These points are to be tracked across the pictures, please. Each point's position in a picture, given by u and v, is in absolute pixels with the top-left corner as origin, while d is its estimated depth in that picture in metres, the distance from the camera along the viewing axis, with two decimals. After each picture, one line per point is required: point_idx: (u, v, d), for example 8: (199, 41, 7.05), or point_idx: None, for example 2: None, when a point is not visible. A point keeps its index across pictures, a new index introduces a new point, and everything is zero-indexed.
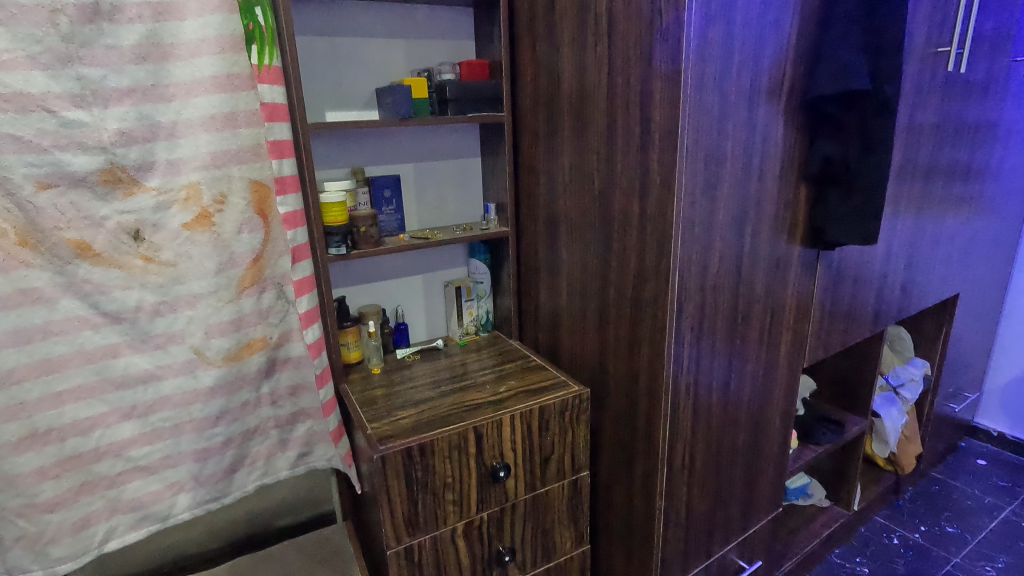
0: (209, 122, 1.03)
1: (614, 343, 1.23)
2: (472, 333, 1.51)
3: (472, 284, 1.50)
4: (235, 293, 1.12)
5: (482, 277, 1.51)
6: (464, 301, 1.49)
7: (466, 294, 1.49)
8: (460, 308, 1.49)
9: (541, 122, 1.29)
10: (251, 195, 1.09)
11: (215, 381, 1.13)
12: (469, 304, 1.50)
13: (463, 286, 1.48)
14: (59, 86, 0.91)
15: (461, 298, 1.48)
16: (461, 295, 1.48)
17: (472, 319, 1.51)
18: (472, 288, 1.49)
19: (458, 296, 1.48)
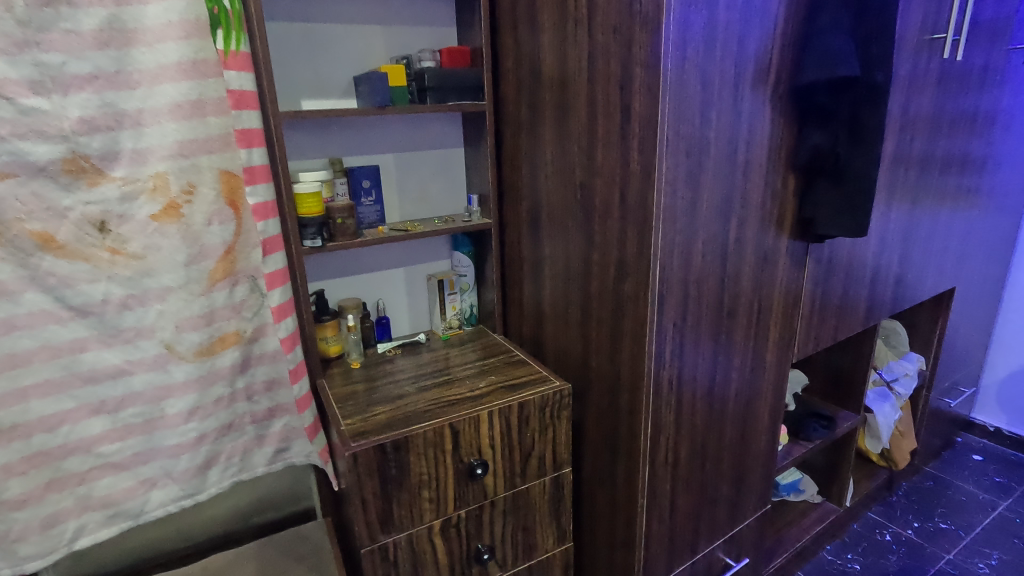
0: (176, 110, 0.99)
1: (597, 338, 1.20)
2: (455, 327, 1.49)
3: (455, 278, 1.47)
4: (207, 286, 1.09)
5: (465, 270, 1.48)
6: (447, 294, 1.46)
7: (449, 287, 1.46)
8: (443, 302, 1.46)
9: (524, 111, 1.26)
10: (222, 185, 1.06)
11: (188, 375, 1.11)
12: (452, 298, 1.47)
13: (446, 279, 1.45)
14: (16, 72, 0.88)
15: (444, 291, 1.45)
16: (445, 288, 1.45)
17: (456, 313, 1.49)
18: (455, 281, 1.47)
19: (441, 289, 1.45)
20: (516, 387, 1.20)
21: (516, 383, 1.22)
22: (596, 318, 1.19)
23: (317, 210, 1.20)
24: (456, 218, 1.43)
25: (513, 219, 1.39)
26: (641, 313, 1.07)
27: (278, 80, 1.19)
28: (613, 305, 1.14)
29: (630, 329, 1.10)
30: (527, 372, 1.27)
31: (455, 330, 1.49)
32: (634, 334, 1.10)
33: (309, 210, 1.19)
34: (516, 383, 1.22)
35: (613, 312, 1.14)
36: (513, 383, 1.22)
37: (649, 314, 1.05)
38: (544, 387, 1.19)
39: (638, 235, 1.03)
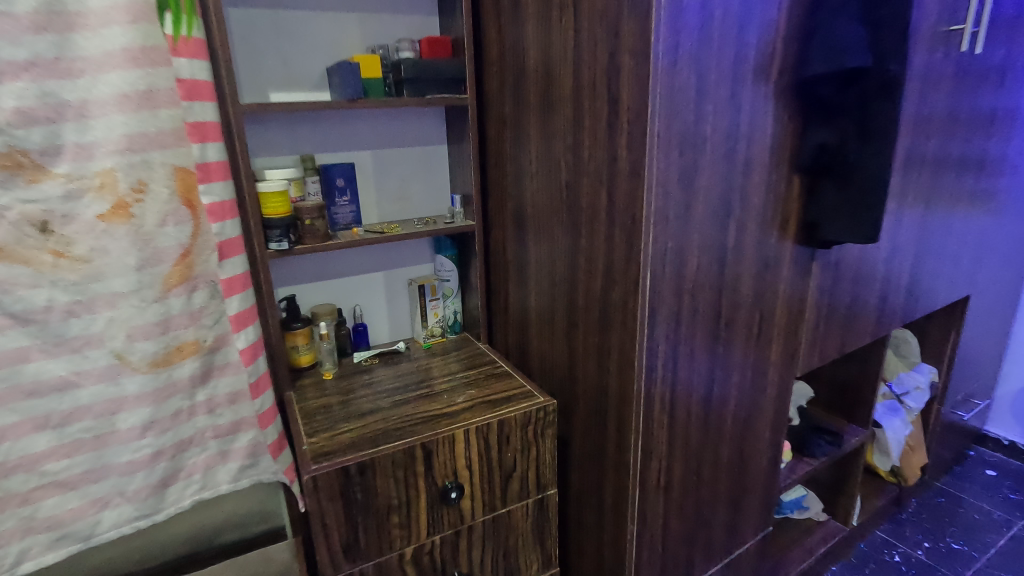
0: (123, 101, 0.91)
1: (585, 351, 1.11)
2: (438, 335, 1.40)
3: (438, 282, 1.38)
4: (162, 291, 1.01)
5: (448, 275, 1.40)
6: (428, 300, 1.38)
7: (431, 293, 1.37)
8: (424, 308, 1.38)
9: (507, 106, 1.18)
10: (176, 182, 0.98)
11: (140, 388, 1.03)
12: (434, 304, 1.39)
13: (428, 284, 1.37)
14: None
15: (425, 297, 1.37)
16: (426, 294, 1.37)
17: (439, 320, 1.40)
18: (437, 286, 1.38)
19: (421, 295, 1.37)
20: (497, 403, 1.11)
21: (498, 398, 1.14)
22: (583, 329, 1.10)
23: (283, 210, 1.11)
24: (438, 219, 1.35)
25: (497, 222, 1.30)
26: (631, 324, 0.98)
27: (243, 72, 1.11)
28: (602, 316, 1.05)
29: (620, 343, 1.02)
30: (511, 385, 1.18)
31: (438, 339, 1.41)
32: (623, 348, 1.01)
33: (274, 210, 1.10)
34: (498, 398, 1.13)
35: (602, 323, 1.05)
36: (496, 398, 1.14)
37: (639, 326, 0.96)
38: (527, 403, 1.11)
39: (628, 240, 0.94)
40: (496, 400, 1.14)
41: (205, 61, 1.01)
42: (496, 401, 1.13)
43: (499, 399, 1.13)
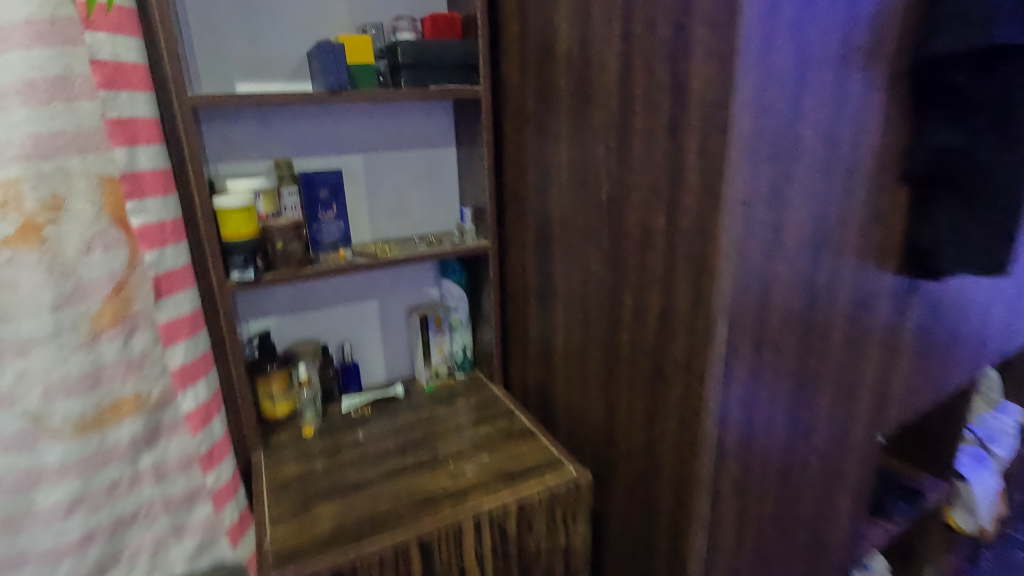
0: (26, 90, 0.68)
1: (626, 413, 0.88)
2: (443, 375, 1.18)
3: (444, 314, 1.16)
4: (90, 336, 0.77)
5: (456, 305, 1.16)
6: (432, 335, 1.15)
7: (436, 327, 1.15)
8: (427, 345, 1.16)
9: (531, 101, 0.94)
10: (105, 197, 0.75)
11: (63, 459, 0.76)
12: (439, 340, 1.16)
13: (432, 316, 1.14)
14: None
15: (429, 331, 1.15)
16: (429, 328, 1.15)
17: (444, 358, 1.18)
18: (443, 319, 1.16)
19: (424, 329, 1.14)
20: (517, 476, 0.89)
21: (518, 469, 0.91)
22: (625, 384, 0.87)
23: (246, 232, 0.87)
24: (444, 238, 1.11)
25: (514, 241, 1.07)
26: (694, 388, 0.74)
27: (199, 56, 0.89)
28: (653, 370, 0.81)
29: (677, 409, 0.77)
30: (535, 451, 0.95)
31: (443, 380, 1.18)
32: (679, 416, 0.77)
33: (233, 232, 0.86)
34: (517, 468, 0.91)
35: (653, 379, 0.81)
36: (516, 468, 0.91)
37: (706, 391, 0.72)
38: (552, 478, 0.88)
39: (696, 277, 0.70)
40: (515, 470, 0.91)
41: (139, 39, 0.77)
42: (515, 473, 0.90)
43: (519, 471, 0.90)
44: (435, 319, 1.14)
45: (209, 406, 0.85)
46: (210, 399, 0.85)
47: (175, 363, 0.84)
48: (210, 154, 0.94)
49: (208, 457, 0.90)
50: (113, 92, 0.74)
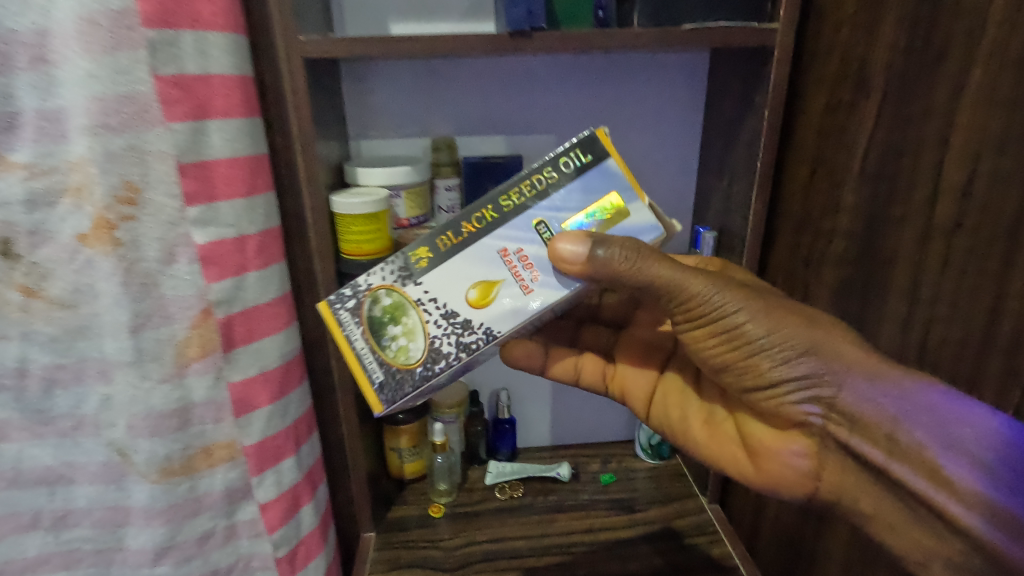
0: (90, 32, 0.45)
1: (785, 403, 0.45)
2: (394, 311, 0.46)
3: (450, 338, 0.45)
4: (176, 367, 0.55)
5: (404, 391, 0.46)
6: (436, 321, 0.45)
7: (539, 225, 0.44)
8: (378, 341, 0.46)
9: (886, 54, 0.48)
10: (188, 187, 0.50)
11: (149, 504, 0.58)
12: (345, 329, 0.47)
13: (622, 227, 0.43)
14: None
15: (557, 191, 0.43)
16: (585, 183, 0.43)
17: (384, 267, 0.46)
18: (526, 304, 0.44)
19: (561, 182, 0.43)
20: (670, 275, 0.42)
21: (681, 300, 0.43)
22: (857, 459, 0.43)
23: (369, 251, 0.58)
24: None
25: None
26: None
27: None
28: (899, 380, 0.42)
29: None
30: (596, 366, 0.61)
31: (398, 334, 0.46)
32: None
33: (351, 247, 0.58)
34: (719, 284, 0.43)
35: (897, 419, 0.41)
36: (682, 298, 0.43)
37: None
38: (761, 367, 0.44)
39: None
40: (604, 260, 0.40)
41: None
42: (601, 265, 0.41)
43: (606, 275, 0.41)
44: (575, 218, 0.43)
45: (297, 485, 0.63)
46: (299, 480, 0.63)
47: (255, 441, 0.59)
48: (350, 124, 0.68)
49: (290, 555, 0.64)
50: (171, 34, 0.46)
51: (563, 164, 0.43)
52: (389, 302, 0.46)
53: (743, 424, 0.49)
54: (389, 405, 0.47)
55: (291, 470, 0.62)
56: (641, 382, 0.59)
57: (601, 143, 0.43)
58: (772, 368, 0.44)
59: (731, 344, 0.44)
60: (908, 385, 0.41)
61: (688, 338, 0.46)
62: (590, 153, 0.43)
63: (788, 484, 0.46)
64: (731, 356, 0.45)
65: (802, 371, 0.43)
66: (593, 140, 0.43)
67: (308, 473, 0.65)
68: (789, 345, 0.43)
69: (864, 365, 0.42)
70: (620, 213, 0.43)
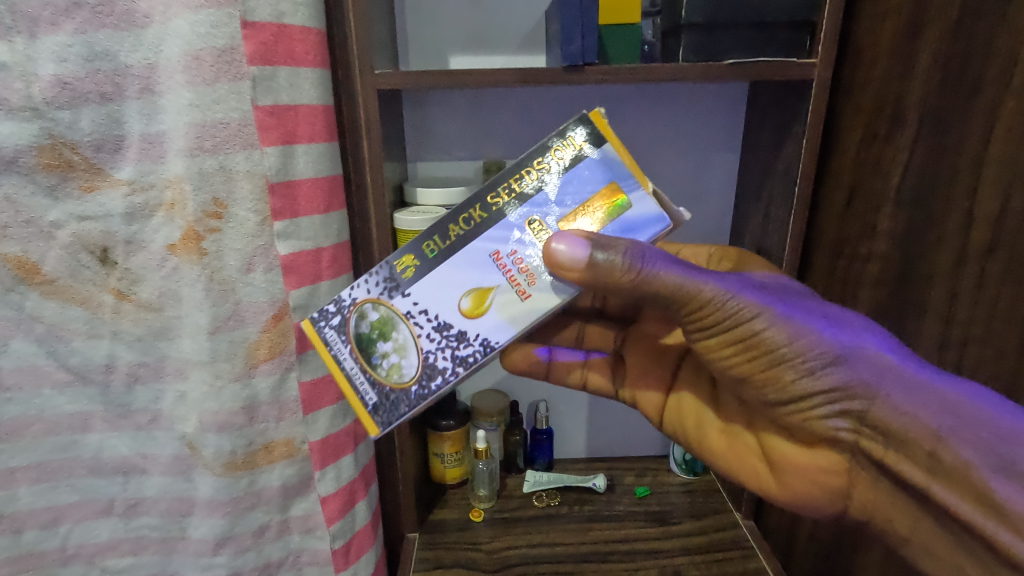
0: (194, 67, 0.51)
1: (812, 418, 0.43)
2: (383, 325, 0.43)
3: (445, 352, 0.42)
4: (246, 367, 0.60)
5: (401, 411, 0.43)
6: (428, 334, 0.42)
7: (532, 221, 0.41)
8: (369, 360, 0.43)
9: (921, 87, 0.51)
10: (271, 204, 0.56)
11: (213, 495, 0.64)
12: (332, 348, 0.44)
13: (621, 220, 0.40)
14: None
15: (551, 184, 0.41)
16: (581, 174, 0.41)
17: (369, 279, 0.43)
18: (525, 310, 0.41)
19: (555, 173, 0.41)
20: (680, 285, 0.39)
21: (693, 312, 0.41)
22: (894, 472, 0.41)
23: None
24: None
25: None
26: None
27: (410, 19, 0.68)
28: (938, 392, 0.39)
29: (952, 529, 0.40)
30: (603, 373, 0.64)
31: (390, 352, 0.43)
32: None
33: None
34: (734, 292, 0.41)
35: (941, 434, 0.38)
36: (695, 309, 0.41)
37: None
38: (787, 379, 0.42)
39: None
40: (604, 268, 0.37)
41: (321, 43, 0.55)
42: (601, 274, 0.38)
43: (607, 281, 0.38)
44: (571, 212, 0.41)
45: (354, 484, 0.67)
46: (355, 477, 0.67)
47: (319, 437, 0.64)
48: (409, 147, 0.73)
49: (345, 548, 0.68)
50: (269, 70, 0.52)
51: (556, 155, 0.41)
52: (377, 317, 0.43)
53: (765, 441, 0.50)
54: (386, 427, 0.44)
55: (351, 470, 0.67)
56: (654, 392, 0.61)
57: (597, 129, 0.41)
58: (796, 381, 0.41)
59: (751, 357, 0.42)
60: (948, 396, 0.38)
61: (703, 350, 0.43)
62: (586, 141, 0.41)
63: (816, 504, 0.47)
64: (751, 369, 0.42)
65: (831, 385, 0.41)
66: (588, 126, 0.41)
67: (363, 472, 0.69)
68: (814, 357, 0.40)
69: (897, 375, 0.40)
70: (620, 205, 0.40)
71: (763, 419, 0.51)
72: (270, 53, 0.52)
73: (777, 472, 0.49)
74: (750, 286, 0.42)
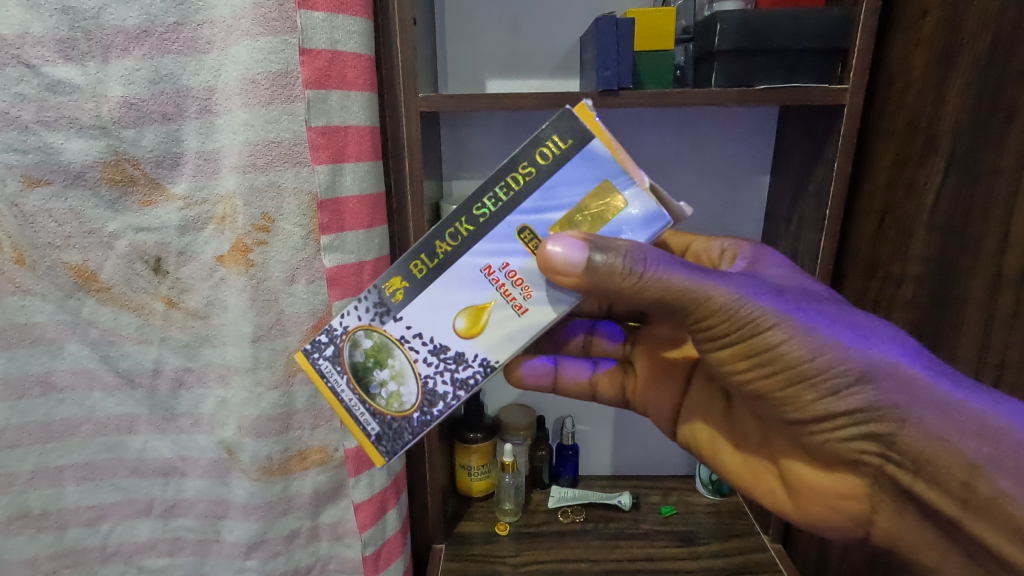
0: (250, 89, 0.55)
1: (834, 438, 0.42)
2: (376, 356, 0.43)
3: (443, 377, 0.42)
4: (285, 375, 0.63)
5: (405, 438, 0.44)
6: (425, 359, 0.42)
7: (523, 231, 0.39)
8: (366, 390, 0.43)
9: (954, 113, 0.52)
10: (317, 219, 0.58)
11: (248, 499, 0.66)
12: (328, 381, 0.44)
13: (617, 221, 0.39)
14: (41, 24, 0.52)
15: (538, 190, 0.38)
16: (569, 175, 0.38)
17: (358, 306, 0.43)
18: (522, 325, 0.41)
19: (540, 175, 0.38)
20: (697, 298, 0.39)
21: (712, 327, 0.41)
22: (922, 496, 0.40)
23: None
24: None
25: None
26: None
27: (450, 45, 0.71)
28: (973, 414, 0.38)
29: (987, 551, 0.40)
30: (611, 380, 0.64)
31: (386, 381, 0.43)
32: None
33: None
34: (753, 306, 0.40)
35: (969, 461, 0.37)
36: (712, 323, 0.40)
37: None
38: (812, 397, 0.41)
39: None
40: (605, 272, 0.36)
41: (369, 67, 0.57)
42: (613, 287, 0.37)
43: (607, 287, 0.38)
44: (562, 217, 0.38)
45: (384, 495, 0.68)
46: (387, 486, 0.68)
47: (354, 444, 0.65)
48: (446, 166, 0.76)
49: (375, 556, 0.69)
50: (323, 93, 0.55)
51: (540, 156, 0.38)
52: (370, 345, 0.43)
53: (782, 462, 0.50)
54: (392, 454, 0.44)
55: (382, 481, 0.67)
56: (665, 408, 0.60)
57: (582, 125, 0.37)
58: (817, 401, 0.41)
59: (771, 374, 0.41)
60: (981, 419, 0.37)
61: (721, 365, 0.44)
62: (570, 136, 0.38)
63: (834, 525, 0.47)
64: (770, 386, 0.42)
65: (855, 406, 0.40)
66: (572, 122, 0.38)
67: (394, 481, 0.69)
68: (836, 377, 0.40)
69: (928, 396, 0.39)
70: (614, 205, 0.38)
71: (780, 439, 0.51)
72: (323, 78, 0.55)
73: (794, 494, 0.49)
74: (772, 297, 0.41)
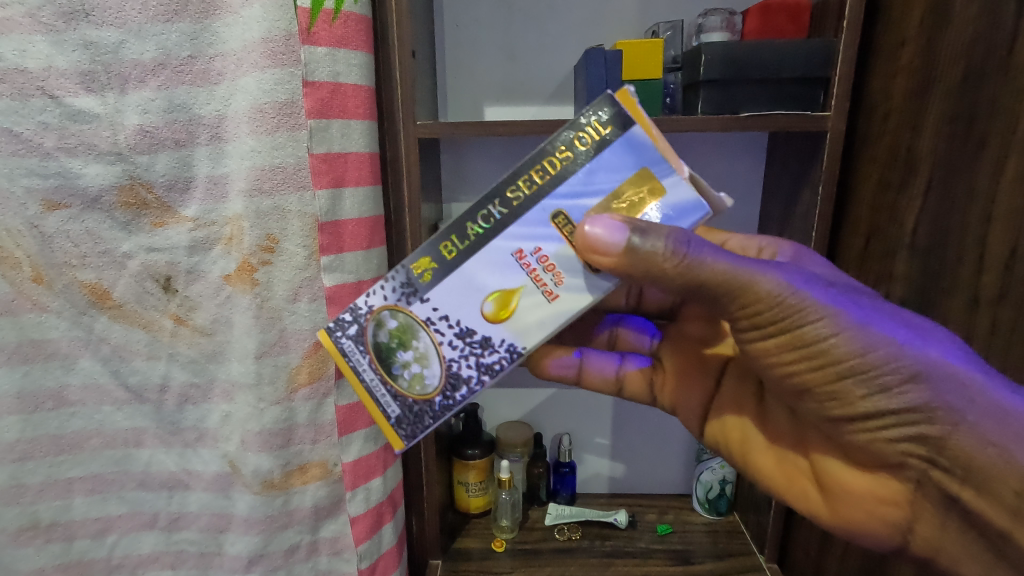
0: (258, 118, 0.58)
1: (881, 438, 0.43)
2: (400, 334, 0.44)
3: (468, 360, 0.44)
4: (287, 391, 0.65)
5: (425, 423, 0.46)
6: (451, 343, 0.43)
7: (558, 216, 0.40)
8: (389, 371, 0.45)
9: (931, 141, 0.54)
10: (318, 241, 0.61)
11: (250, 512, 0.67)
12: (352, 360, 0.46)
13: (656, 209, 0.39)
14: (65, 59, 0.55)
15: (577, 174, 0.40)
16: (609, 161, 0.39)
17: (385, 286, 0.44)
18: (552, 312, 0.42)
19: (578, 161, 0.39)
20: (744, 286, 0.40)
21: (757, 317, 0.41)
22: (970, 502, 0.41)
23: None
24: None
25: None
26: None
27: (450, 74, 0.75)
28: None
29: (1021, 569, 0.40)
30: (639, 378, 0.63)
31: (408, 361, 0.45)
32: None
33: None
34: (802, 297, 0.40)
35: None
36: (761, 315, 0.41)
37: None
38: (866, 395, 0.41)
39: None
40: (646, 255, 0.37)
41: (370, 98, 0.61)
42: (652, 270, 0.38)
43: (646, 270, 0.38)
44: (602, 201, 0.39)
45: (379, 509, 0.70)
46: (383, 500, 0.70)
47: (352, 458, 0.68)
48: (445, 189, 0.79)
49: (371, 569, 0.71)
50: (325, 121, 0.58)
51: (579, 142, 0.39)
52: (395, 326, 0.44)
53: (819, 461, 0.50)
54: (411, 438, 0.46)
55: (377, 497, 0.70)
56: (695, 403, 0.60)
57: (624, 111, 0.39)
58: (866, 398, 0.41)
59: (818, 368, 0.42)
60: None
61: (766, 357, 0.44)
62: (610, 123, 0.39)
63: (873, 532, 0.48)
64: (817, 380, 0.42)
65: (905, 406, 0.40)
66: (614, 107, 0.39)
67: (391, 497, 0.72)
68: (889, 374, 0.40)
69: (986, 401, 0.39)
70: (653, 193, 0.39)
71: (820, 439, 0.51)
72: (325, 107, 0.58)
73: (830, 495, 0.50)
74: (823, 290, 0.41)
